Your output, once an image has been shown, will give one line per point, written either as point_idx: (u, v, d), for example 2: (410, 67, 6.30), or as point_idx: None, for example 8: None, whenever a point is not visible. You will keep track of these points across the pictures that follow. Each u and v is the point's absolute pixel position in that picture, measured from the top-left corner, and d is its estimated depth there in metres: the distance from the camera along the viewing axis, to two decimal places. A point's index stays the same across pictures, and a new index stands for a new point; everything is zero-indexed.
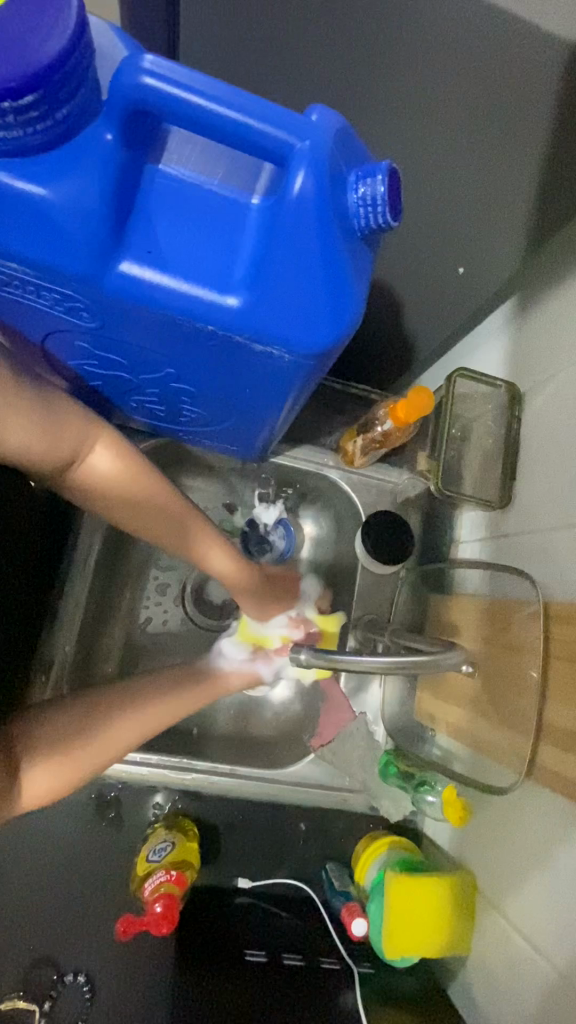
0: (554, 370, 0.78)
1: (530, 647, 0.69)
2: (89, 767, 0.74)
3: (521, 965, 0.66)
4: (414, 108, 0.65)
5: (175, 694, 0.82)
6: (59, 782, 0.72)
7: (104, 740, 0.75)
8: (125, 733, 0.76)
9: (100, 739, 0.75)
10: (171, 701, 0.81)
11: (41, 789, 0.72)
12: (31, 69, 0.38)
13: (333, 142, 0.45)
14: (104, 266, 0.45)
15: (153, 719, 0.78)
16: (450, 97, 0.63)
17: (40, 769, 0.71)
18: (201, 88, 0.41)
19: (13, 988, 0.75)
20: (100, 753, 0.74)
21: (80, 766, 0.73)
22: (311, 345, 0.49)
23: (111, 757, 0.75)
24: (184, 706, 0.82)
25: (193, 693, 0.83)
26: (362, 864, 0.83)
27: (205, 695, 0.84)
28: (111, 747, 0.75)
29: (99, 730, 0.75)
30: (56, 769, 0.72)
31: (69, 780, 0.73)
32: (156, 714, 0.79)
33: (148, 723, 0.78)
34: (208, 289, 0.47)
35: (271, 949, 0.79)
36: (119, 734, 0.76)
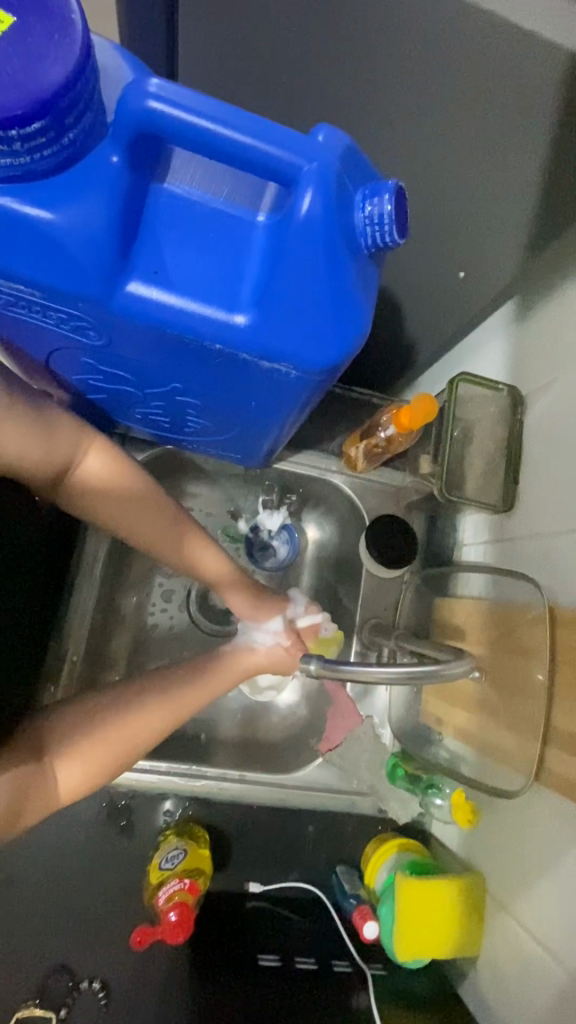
0: (556, 374, 0.78)
1: (537, 652, 0.70)
2: (120, 755, 0.72)
3: (531, 964, 0.67)
4: (413, 117, 0.65)
5: (202, 679, 0.78)
6: (93, 770, 0.70)
7: (131, 726, 0.73)
8: (152, 716, 0.74)
9: (128, 723, 0.73)
10: (197, 684, 0.77)
11: (77, 782, 0.70)
12: (37, 97, 0.38)
13: (339, 161, 0.45)
14: (112, 287, 0.45)
15: (181, 703, 0.75)
16: (449, 110, 0.63)
17: (73, 760, 0.70)
18: (208, 112, 0.41)
19: (29, 995, 0.75)
20: (127, 737, 0.72)
21: (108, 756, 0.71)
22: (319, 361, 0.49)
23: (139, 742, 0.73)
24: (220, 683, 0.79)
25: (213, 676, 0.79)
26: (372, 867, 0.84)
27: (236, 671, 0.80)
28: (137, 732, 0.73)
29: (128, 715, 0.73)
30: (88, 758, 0.70)
31: (102, 771, 0.71)
32: (185, 697, 0.76)
33: (178, 707, 0.75)
34: (215, 308, 0.47)
35: (283, 952, 0.81)
36: (148, 718, 0.74)
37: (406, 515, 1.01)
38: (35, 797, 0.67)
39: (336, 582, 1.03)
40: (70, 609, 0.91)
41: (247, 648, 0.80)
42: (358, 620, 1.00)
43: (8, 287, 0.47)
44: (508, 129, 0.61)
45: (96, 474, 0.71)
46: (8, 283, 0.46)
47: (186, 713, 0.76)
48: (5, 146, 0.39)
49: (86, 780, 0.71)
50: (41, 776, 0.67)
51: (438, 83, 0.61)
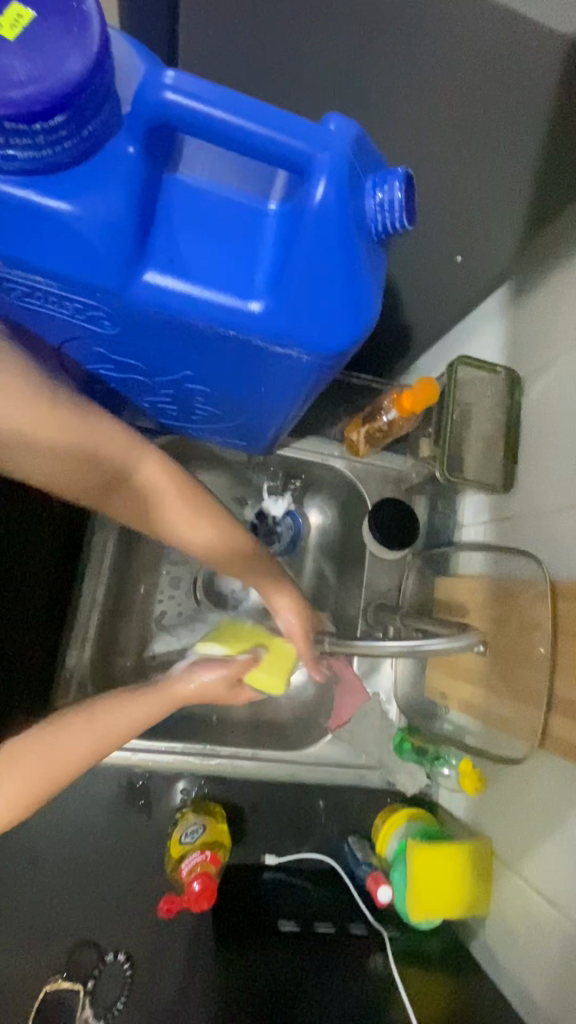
0: (552, 355, 0.80)
1: (539, 624, 0.73)
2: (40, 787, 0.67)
3: (539, 918, 0.71)
4: (414, 107, 0.66)
5: (132, 706, 0.71)
6: (17, 801, 0.67)
7: (50, 752, 0.68)
8: (73, 743, 0.69)
9: (46, 746, 0.68)
10: (127, 709, 0.71)
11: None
12: (60, 91, 0.40)
13: (351, 150, 0.46)
14: (129, 277, 0.46)
15: (106, 731, 0.70)
16: (450, 97, 0.64)
17: (69, 738, 0.69)
18: (224, 104, 0.43)
19: (56, 969, 0.78)
20: (47, 769, 0.68)
21: (29, 789, 0.67)
22: (330, 346, 0.51)
23: (61, 774, 0.68)
24: (165, 705, 0.72)
25: (146, 701, 0.72)
26: (383, 835, 0.88)
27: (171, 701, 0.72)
28: (58, 763, 0.68)
29: (44, 740, 0.68)
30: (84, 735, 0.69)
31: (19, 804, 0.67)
32: (113, 723, 0.70)
33: (108, 730, 0.70)
34: (229, 295, 0.48)
35: (303, 919, 0.84)
36: (64, 747, 0.69)
37: (407, 498, 1.03)
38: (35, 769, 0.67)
39: (341, 564, 1.06)
40: (81, 599, 0.93)
41: (183, 681, 0.72)
42: (362, 602, 1.01)
43: (25, 278, 0.48)
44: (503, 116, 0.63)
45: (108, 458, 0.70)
46: (25, 275, 0.47)
47: (115, 741, 0.70)
48: (28, 139, 0.40)
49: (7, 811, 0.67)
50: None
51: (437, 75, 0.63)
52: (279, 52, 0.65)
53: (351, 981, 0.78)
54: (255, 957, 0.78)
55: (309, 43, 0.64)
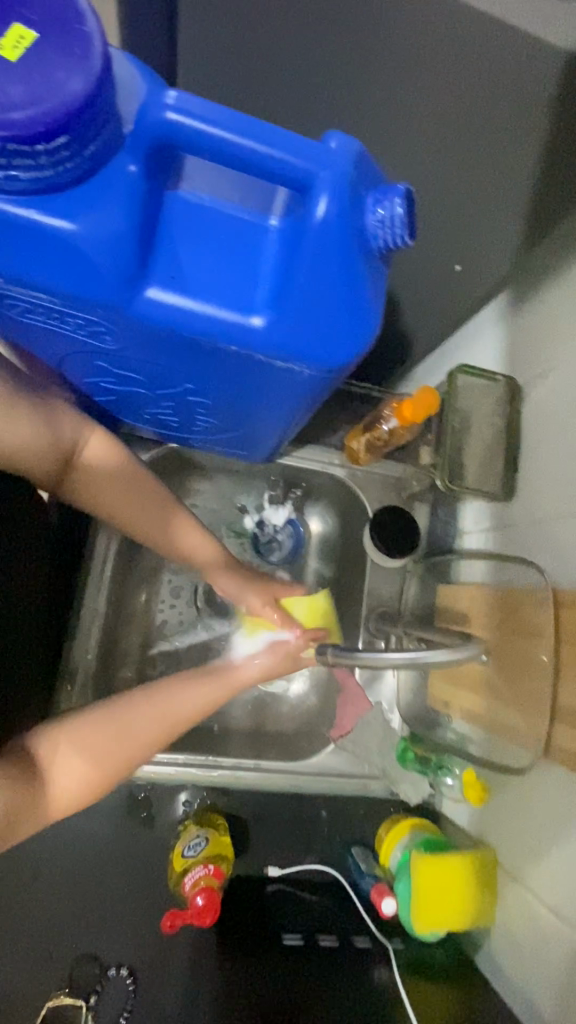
0: (551, 363, 0.81)
1: (542, 632, 0.72)
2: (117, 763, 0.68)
3: (544, 930, 0.70)
4: (414, 123, 0.67)
5: (202, 687, 0.75)
6: (93, 780, 0.67)
7: (122, 727, 0.69)
8: (150, 718, 0.71)
9: (116, 724, 0.69)
10: (194, 690, 0.74)
11: (70, 793, 0.66)
12: (61, 113, 0.40)
13: (352, 166, 0.47)
14: (131, 293, 0.46)
15: (174, 711, 0.72)
16: (447, 107, 0.64)
17: (142, 716, 0.70)
18: (226, 122, 0.43)
19: (59, 985, 0.77)
20: (122, 746, 0.68)
21: (105, 764, 0.67)
22: (332, 360, 0.51)
23: (134, 754, 0.69)
24: (222, 691, 0.76)
25: (215, 683, 0.76)
26: (387, 846, 0.87)
27: (228, 686, 0.77)
28: (135, 736, 0.69)
29: (119, 713, 0.70)
30: (154, 715, 0.71)
31: (93, 783, 0.67)
32: (179, 705, 0.72)
33: (176, 709, 0.72)
34: (231, 310, 0.48)
35: (306, 932, 0.83)
36: (137, 723, 0.70)
37: (408, 506, 1.03)
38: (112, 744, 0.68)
39: (342, 572, 1.06)
40: (83, 609, 0.92)
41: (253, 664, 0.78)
42: (365, 610, 1.01)
43: (26, 295, 0.48)
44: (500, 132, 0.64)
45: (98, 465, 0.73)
46: (26, 290, 0.47)
47: (184, 722, 0.72)
48: (30, 159, 0.41)
49: (74, 794, 0.66)
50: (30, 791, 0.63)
51: (434, 86, 0.62)
52: (275, 69, 0.66)
53: (358, 995, 0.78)
54: (261, 973, 0.78)
55: (308, 57, 0.64)
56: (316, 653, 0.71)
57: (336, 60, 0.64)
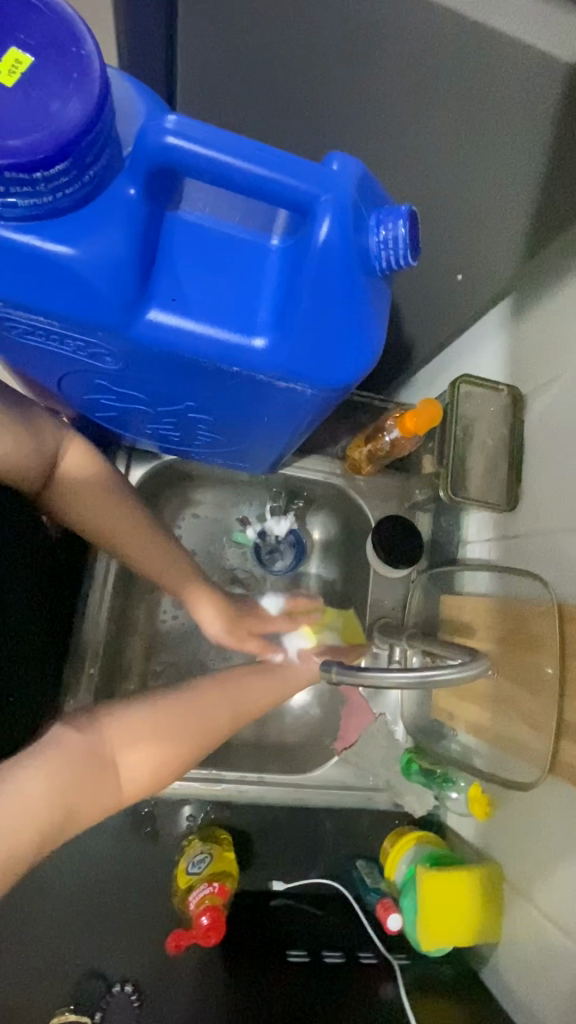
0: (555, 374, 0.80)
1: (547, 646, 0.72)
2: (186, 749, 0.70)
3: (551, 947, 0.70)
4: (416, 134, 0.66)
5: (252, 685, 0.81)
6: (169, 761, 0.69)
7: (199, 710, 0.73)
8: (212, 706, 0.75)
9: (191, 708, 0.73)
10: (251, 684, 0.81)
11: (139, 778, 0.67)
12: (59, 140, 0.39)
13: (355, 187, 0.46)
14: (130, 317, 0.46)
15: (239, 699, 0.78)
16: (448, 119, 0.63)
17: (212, 701, 0.75)
18: (226, 145, 0.42)
19: (64, 1002, 0.77)
20: (199, 725, 0.72)
21: (185, 743, 0.70)
22: (335, 381, 0.50)
23: (208, 737, 0.72)
24: (274, 690, 0.82)
25: (260, 681, 0.82)
26: (392, 861, 0.86)
27: (282, 685, 0.83)
28: (202, 723, 0.72)
29: (182, 704, 0.73)
30: (222, 700, 0.76)
31: (160, 770, 0.68)
32: (242, 695, 0.79)
33: (239, 697, 0.78)
34: (232, 333, 0.47)
35: (312, 948, 0.83)
36: (209, 707, 0.74)
37: (410, 515, 1.02)
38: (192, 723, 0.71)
39: (344, 582, 1.05)
40: (86, 624, 0.91)
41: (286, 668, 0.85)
42: (367, 620, 1.01)
43: (25, 318, 0.47)
44: (503, 144, 0.63)
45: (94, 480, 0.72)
46: (25, 315, 0.47)
47: (246, 711, 0.78)
48: (28, 187, 0.40)
49: (153, 773, 0.68)
50: (103, 771, 0.64)
51: (435, 98, 0.61)
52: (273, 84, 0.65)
53: (362, 1002, 0.77)
54: (266, 989, 0.77)
55: (309, 67, 0.64)
56: (320, 668, 0.70)
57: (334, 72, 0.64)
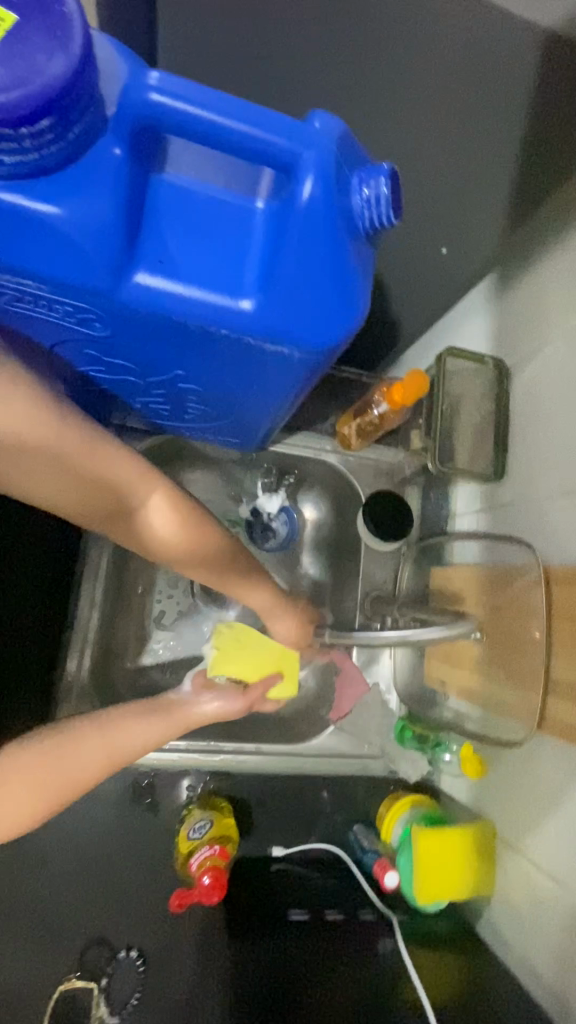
0: (538, 344, 0.81)
1: (534, 610, 0.74)
2: (54, 800, 0.66)
3: (542, 896, 0.72)
4: (404, 105, 0.68)
5: (145, 724, 0.73)
6: (29, 811, 0.65)
7: (72, 755, 0.68)
8: (88, 753, 0.68)
9: (62, 757, 0.67)
10: (138, 726, 0.73)
11: (10, 821, 0.64)
12: (44, 95, 0.40)
13: (336, 145, 0.47)
14: (118, 279, 0.47)
15: (122, 745, 0.71)
16: (439, 84, 0.66)
17: (90, 746, 0.69)
18: (210, 103, 0.43)
19: (70, 968, 0.78)
20: (66, 778, 0.67)
21: (52, 794, 0.66)
22: (321, 343, 0.51)
23: (75, 788, 0.68)
24: (169, 728, 0.75)
25: (157, 721, 0.75)
26: (388, 824, 0.88)
27: (177, 724, 0.76)
28: (71, 776, 0.67)
29: (65, 745, 0.68)
30: (101, 746, 0.70)
31: (38, 812, 0.66)
32: (129, 737, 0.72)
33: (118, 745, 0.71)
34: (220, 295, 0.48)
35: (313, 908, 0.85)
36: (86, 755, 0.68)
37: (400, 490, 1.04)
38: (57, 775, 0.66)
39: (335, 557, 1.07)
40: (81, 602, 0.93)
41: (196, 703, 0.80)
42: (360, 594, 1.02)
43: (15, 282, 0.48)
44: (489, 112, 0.67)
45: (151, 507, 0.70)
46: (14, 279, 0.47)
47: (127, 757, 0.71)
48: (14, 143, 0.41)
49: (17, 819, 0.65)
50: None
51: (426, 64, 0.65)
52: (259, 49, 0.65)
53: (362, 959, 0.80)
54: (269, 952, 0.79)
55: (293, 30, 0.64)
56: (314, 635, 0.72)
57: (319, 35, 0.64)
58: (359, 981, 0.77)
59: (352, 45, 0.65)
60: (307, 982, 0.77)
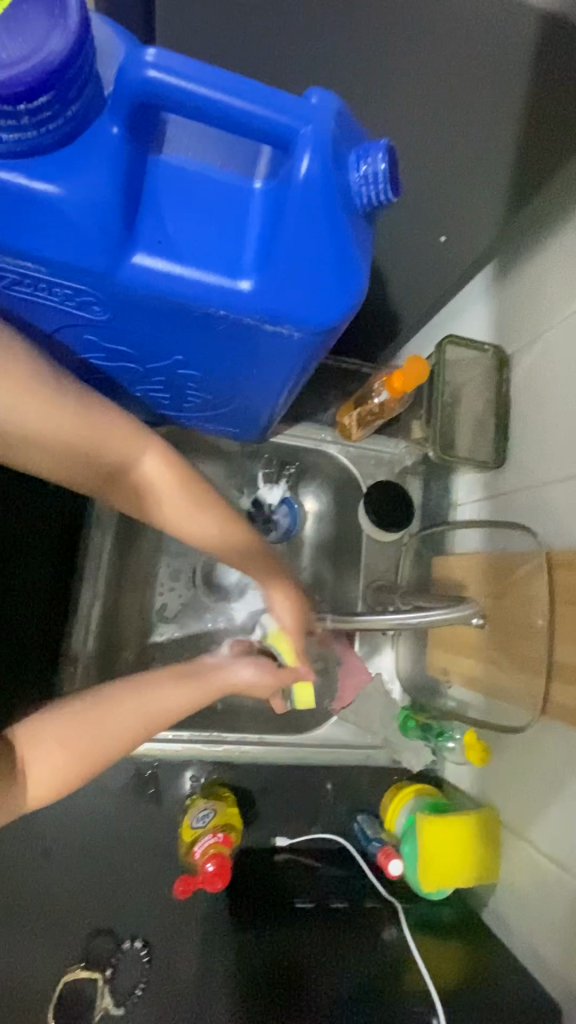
0: (539, 328, 0.81)
1: (536, 594, 0.74)
2: (87, 760, 0.64)
3: (547, 880, 0.72)
4: (404, 89, 0.68)
5: (175, 684, 0.70)
6: (60, 774, 0.63)
7: (103, 716, 0.65)
8: (116, 714, 0.66)
9: (95, 717, 0.65)
10: (168, 686, 0.69)
11: (41, 786, 0.63)
12: (42, 73, 0.40)
13: (334, 121, 0.47)
14: (117, 259, 0.47)
15: (154, 704, 0.68)
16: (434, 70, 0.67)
17: (122, 708, 0.66)
18: (207, 79, 0.43)
19: (74, 959, 0.78)
20: (98, 740, 0.65)
21: (83, 755, 0.64)
22: (321, 323, 0.51)
23: (107, 751, 0.65)
24: (201, 693, 0.71)
25: (187, 687, 0.70)
26: (392, 812, 0.88)
27: (211, 687, 0.71)
28: (101, 736, 0.65)
29: (90, 710, 0.66)
30: (133, 707, 0.67)
31: (69, 777, 0.64)
32: (161, 700, 0.68)
33: (150, 707, 0.68)
34: (219, 275, 0.48)
35: (317, 897, 0.85)
36: (117, 716, 0.66)
37: (401, 481, 1.04)
38: (92, 736, 0.65)
39: (337, 548, 1.07)
40: (83, 592, 0.93)
41: (231, 670, 0.73)
42: (362, 585, 1.03)
43: (15, 265, 0.48)
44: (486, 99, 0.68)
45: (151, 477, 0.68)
46: (14, 261, 0.48)
47: (162, 721, 0.68)
48: (13, 120, 0.41)
49: (47, 785, 0.63)
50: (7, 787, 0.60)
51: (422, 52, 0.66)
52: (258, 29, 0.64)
53: (368, 944, 0.79)
54: (274, 939, 0.78)
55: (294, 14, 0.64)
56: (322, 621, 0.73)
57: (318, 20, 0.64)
58: (365, 960, 0.77)
59: (350, 33, 0.65)
60: (315, 965, 0.75)
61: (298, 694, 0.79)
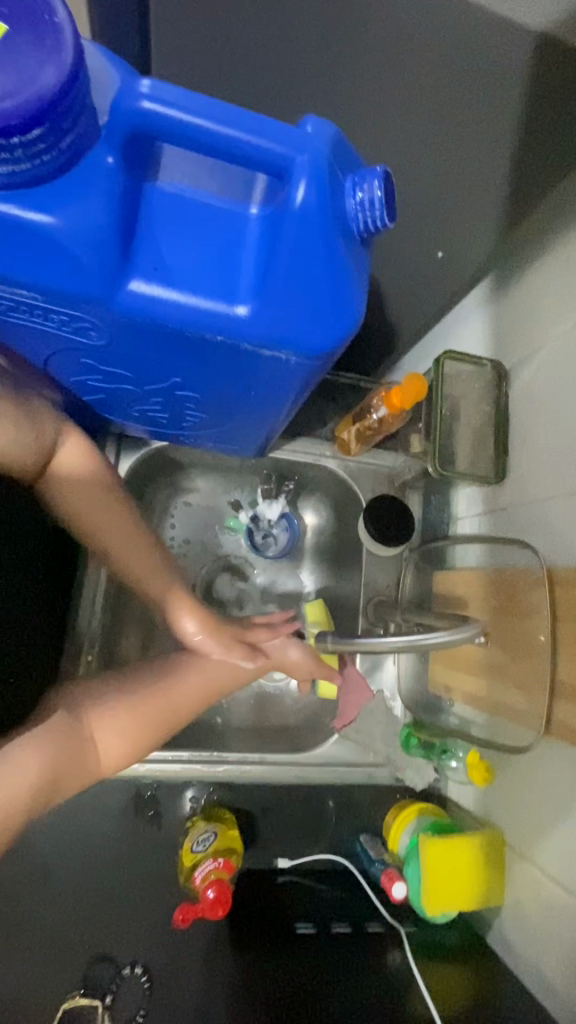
0: (537, 343, 0.80)
1: (539, 612, 0.73)
2: (153, 729, 0.74)
3: (553, 904, 0.71)
4: (399, 109, 0.68)
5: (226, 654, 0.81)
6: (130, 745, 0.73)
7: (166, 692, 0.76)
8: (179, 689, 0.77)
9: (161, 691, 0.76)
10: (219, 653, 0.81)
11: (114, 756, 0.73)
12: (36, 105, 0.40)
13: (329, 149, 0.47)
14: (113, 286, 0.46)
15: (211, 674, 0.79)
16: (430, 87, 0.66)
17: (185, 679, 0.78)
18: (203, 111, 0.43)
19: (73, 987, 0.77)
20: (165, 707, 0.76)
21: (149, 726, 0.74)
22: (318, 347, 0.51)
23: (174, 718, 0.76)
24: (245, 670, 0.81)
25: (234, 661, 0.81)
26: (395, 832, 0.88)
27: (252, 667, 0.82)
28: (167, 708, 0.76)
29: (157, 685, 0.77)
30: (192, 677, 0.78)
31: (138, 744, 0.74)
32: (214, 672, 0.79)
33: (207, 677, 0.79)
34: (215, 301, 0.48)
35: (319, 921, 0.84)
36: (183, 688, 0.77)
37: (401, 495, 1.03)
38: (158, 709, 0.75)
39: (337, 563, 1.06)
40: (80, 611, 0.91)
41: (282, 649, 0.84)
42: (362, 599, 1.01)
43: (11, 292, 0.48)
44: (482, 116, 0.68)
45: (82, 475, 0.71)
46: (9, 289, 0.47)
47: (217, 688, 0.80)
48: (7, 152, 0.41)
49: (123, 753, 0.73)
50: (79, 753, 0.69)
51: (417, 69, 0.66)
52: (252, 49, 0.64)
53: (370, 970, 0.79)
54: (281, 964, 0.78)
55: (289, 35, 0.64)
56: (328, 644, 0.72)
57: (312, 39, 0.64)
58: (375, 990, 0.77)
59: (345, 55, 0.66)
60: (332, 984, 0.77)
61: (322, 685, 0.97)
